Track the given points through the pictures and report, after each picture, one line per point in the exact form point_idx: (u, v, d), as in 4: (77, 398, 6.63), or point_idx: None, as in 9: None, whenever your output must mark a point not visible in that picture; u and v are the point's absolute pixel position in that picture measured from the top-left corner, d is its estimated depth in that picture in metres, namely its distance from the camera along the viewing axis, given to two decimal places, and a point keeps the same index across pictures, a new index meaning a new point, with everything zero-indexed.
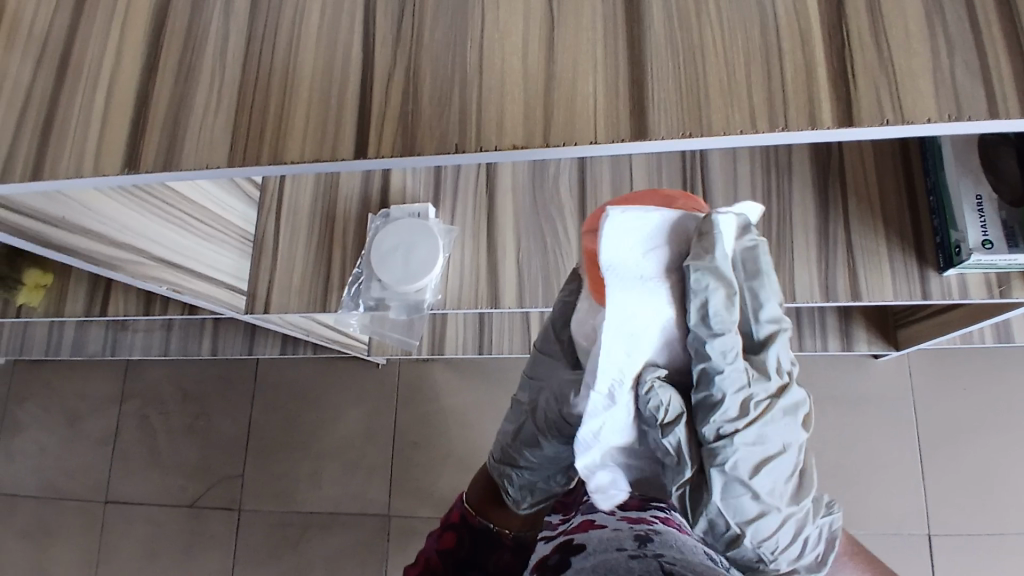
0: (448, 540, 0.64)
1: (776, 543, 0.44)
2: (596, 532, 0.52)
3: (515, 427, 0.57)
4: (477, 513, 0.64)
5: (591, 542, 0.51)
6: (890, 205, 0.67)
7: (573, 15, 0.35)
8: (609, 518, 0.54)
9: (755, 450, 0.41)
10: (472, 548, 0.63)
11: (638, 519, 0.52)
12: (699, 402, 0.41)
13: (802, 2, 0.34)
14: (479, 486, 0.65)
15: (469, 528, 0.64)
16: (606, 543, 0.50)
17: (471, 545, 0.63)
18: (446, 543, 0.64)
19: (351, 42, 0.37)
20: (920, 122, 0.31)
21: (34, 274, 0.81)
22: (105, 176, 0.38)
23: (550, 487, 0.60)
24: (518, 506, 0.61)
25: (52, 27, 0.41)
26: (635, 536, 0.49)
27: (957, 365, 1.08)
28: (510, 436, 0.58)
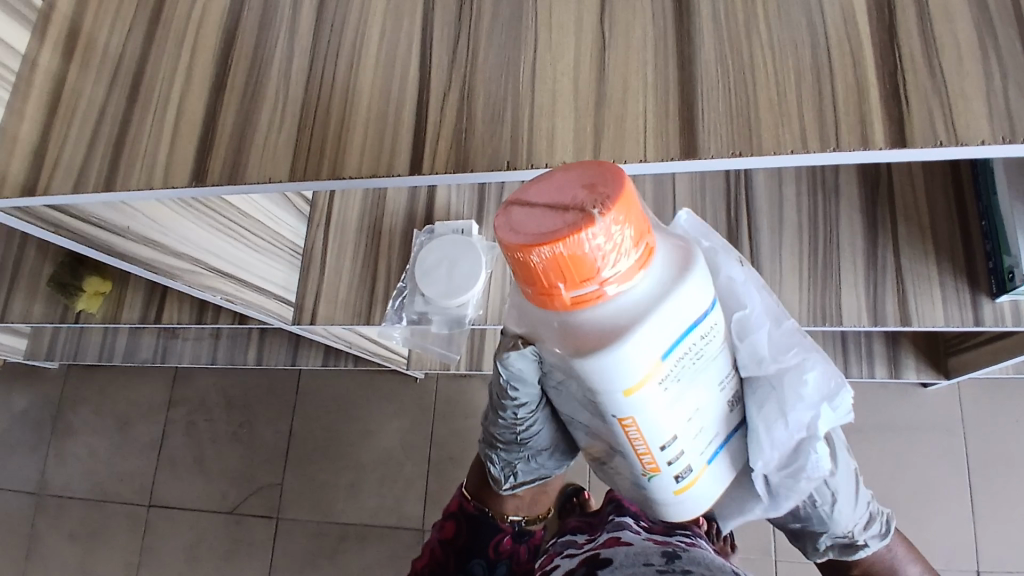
0: (448, 531, 0.57)
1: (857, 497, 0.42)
2: (622, 548, 0.50)
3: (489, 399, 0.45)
4: (475, 499, 0.58)
5: (618, 555, 0.49)
6: (940, 229, 0.66)
7: (624, 37, 0.36)
8: (635, 539, 0.53)
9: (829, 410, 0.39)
10: (471, 538, 0.57)
11: (665, 541, 0.51)
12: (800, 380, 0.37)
13: (853, 25, 0.34)
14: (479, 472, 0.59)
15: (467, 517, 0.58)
16: (633, 557, 0.49)
17: (468, 535, 0.57)
18: (446, 533, 0.57)
19: (409, 64, 0.39)
20: (974, 143, 0.31)
21: (96, 283, 0.85)
22: (172, 188, 0.40)
23: (535, 468, 0.47)
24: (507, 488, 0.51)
25: (125, 49, 0.44)
26: (662, 552, 0.48)
27: (1010, 395, 1.04)
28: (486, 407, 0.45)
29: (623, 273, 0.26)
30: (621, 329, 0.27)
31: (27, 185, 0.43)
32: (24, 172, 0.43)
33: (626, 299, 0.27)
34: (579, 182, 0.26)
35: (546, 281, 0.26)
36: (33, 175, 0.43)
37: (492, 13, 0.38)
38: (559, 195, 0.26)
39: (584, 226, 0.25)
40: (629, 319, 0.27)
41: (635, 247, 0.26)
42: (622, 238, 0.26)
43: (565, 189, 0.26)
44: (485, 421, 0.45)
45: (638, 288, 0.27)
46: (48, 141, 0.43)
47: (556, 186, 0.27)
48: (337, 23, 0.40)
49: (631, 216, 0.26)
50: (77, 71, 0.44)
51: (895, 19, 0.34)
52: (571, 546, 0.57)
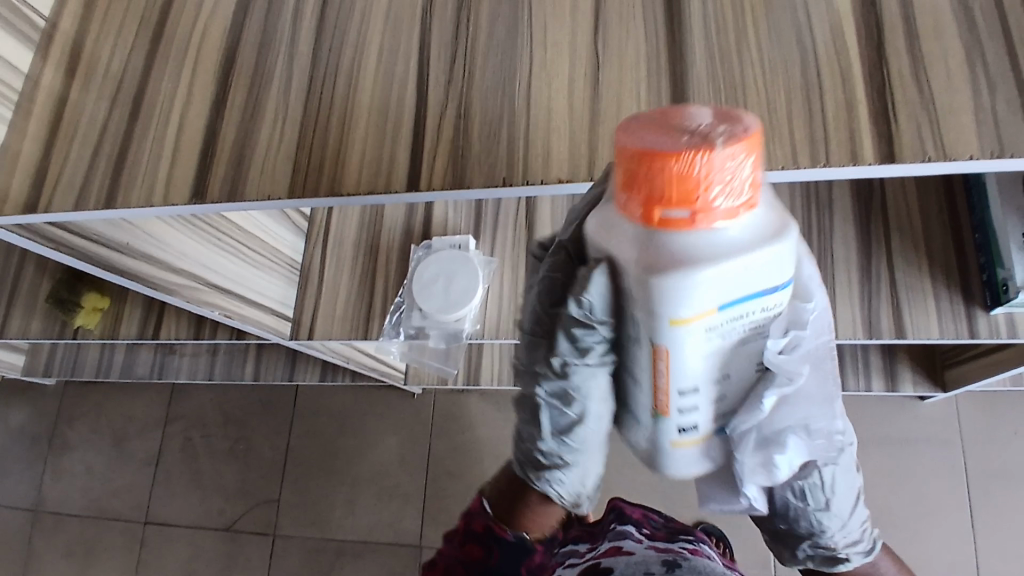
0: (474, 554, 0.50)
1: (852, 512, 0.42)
2: (623, 557, 0.51)
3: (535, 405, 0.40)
4: (510, 527, 0.49)
5: (620, 564, 0.49)
6: (935, 242, 0.66)
7: (618, 56, 0.36)
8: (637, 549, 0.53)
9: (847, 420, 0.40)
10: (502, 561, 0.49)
11: (666, 550, 0.52)
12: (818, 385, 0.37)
13: (842, 44, 0.35)
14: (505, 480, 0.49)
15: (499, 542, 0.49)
16: (634, 566, 0.49)
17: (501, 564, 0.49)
18: (473, 558, 0.49)
19: (406, 82, 0.39)
20: (963, 158, 0.32)
21: (92, 298, 0.85)
22: (172, 206, 0.40)
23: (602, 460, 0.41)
24: (576, 507, 0.44)
25: (127, 68, 0.44)
26: (663, 561, 0.49)
27: (1007, 408, 1.04)
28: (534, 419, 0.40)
29: (729, 208, 0.25)
30: (704, 258, 0.25)
31: (29, 203, 0.43)
32: (26, 191, 0.43)
33: (727, 235, 0.25)
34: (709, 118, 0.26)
35: (646, 190, 0.25)
36: (35, 193, 0.43)
37: (488, 32, 0.39)
38: (687, 125, 0.26)
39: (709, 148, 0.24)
40: (716, 254, 0.25)
41: (748, 192, 0.25)
42: (742, 174, 0.25)
43: (694, 120, 0.26)
44: (536, 422, 0.40)
45: (744, 226, 0.25)
46: (49, 159, 0.44)
47: (684, 118, 0.26)
48: (335, 43, 0.41)
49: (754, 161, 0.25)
50: (78, 91, 0.45)
51: (884, 38, 0.35)
52: (574, 556, 0.57)
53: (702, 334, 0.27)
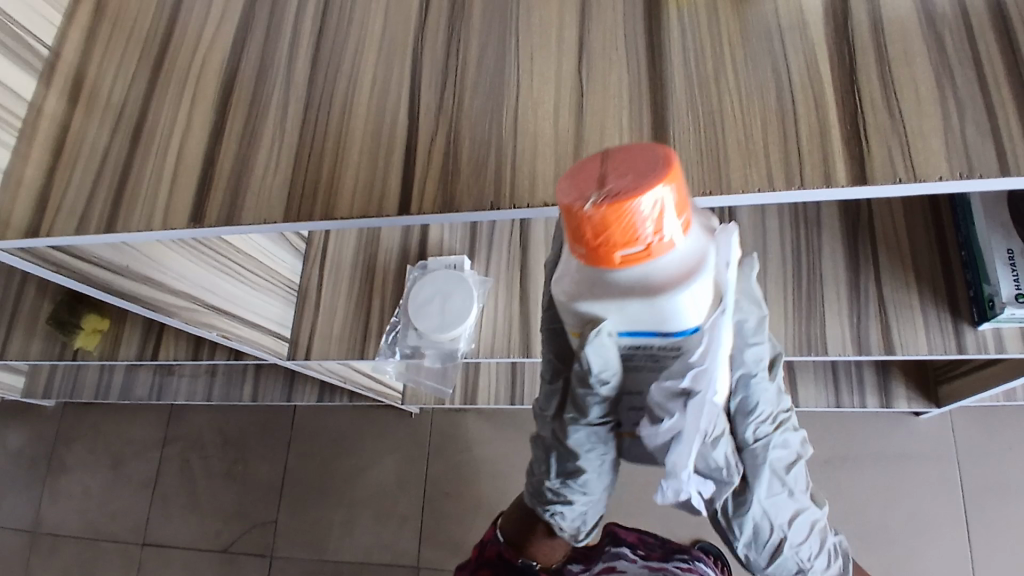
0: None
1: (811, 548, 0.40)
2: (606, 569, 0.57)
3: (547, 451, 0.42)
4: (519, 555, 0.52)
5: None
6: (922, 258, 0.67)
7: (601, 83, 0.38)
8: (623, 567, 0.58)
9: (788, 451, 0.38)
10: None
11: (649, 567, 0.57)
12: (733, 412, 0.37)
13: (815, 71, 0.36)
14: (515, 513, 0.52)
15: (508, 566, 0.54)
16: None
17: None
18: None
19: (399, 109, 0.41)
20: (933, 179, 0.33)
21: (92, 320, 0.86)
22: (171, 230, 0.42)
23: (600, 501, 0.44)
24: (574, 539, 0.46)
25: (128, 97, 0.46)
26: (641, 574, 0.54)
27: (1001, 423, 1.05)
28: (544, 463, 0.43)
29: (645, 253, 0.27)
30: (625, 294, 0.28)
31: (31, 228, 0.44)
32: (28, 216, 0.45)
33: (644, 277, 0.28)
34: (655, 161, 0.27)
35: (575, 231, 0.27)
36: (37, 218, 0.45)
37: (477, 61, 0.40)
38: (633, 166, 0.27)
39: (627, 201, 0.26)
40: (632, 291, 0.28)
41: (667, 235, 0.27)
42: (665, 228, 0.27)
43: (640, 161, 0.27)
44: (546, 466, 0.42)
45: (661, 267, 0.28)
46: (52, 185, 0.45)
47: (630, 156, 0.27)
48: (330, 71, 0.43)
49: (683, 212, 0.27)
50: (81, 119, 0.46)
51: (856, 65, 0.36)
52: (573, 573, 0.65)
53: (609, 349, 0.32)
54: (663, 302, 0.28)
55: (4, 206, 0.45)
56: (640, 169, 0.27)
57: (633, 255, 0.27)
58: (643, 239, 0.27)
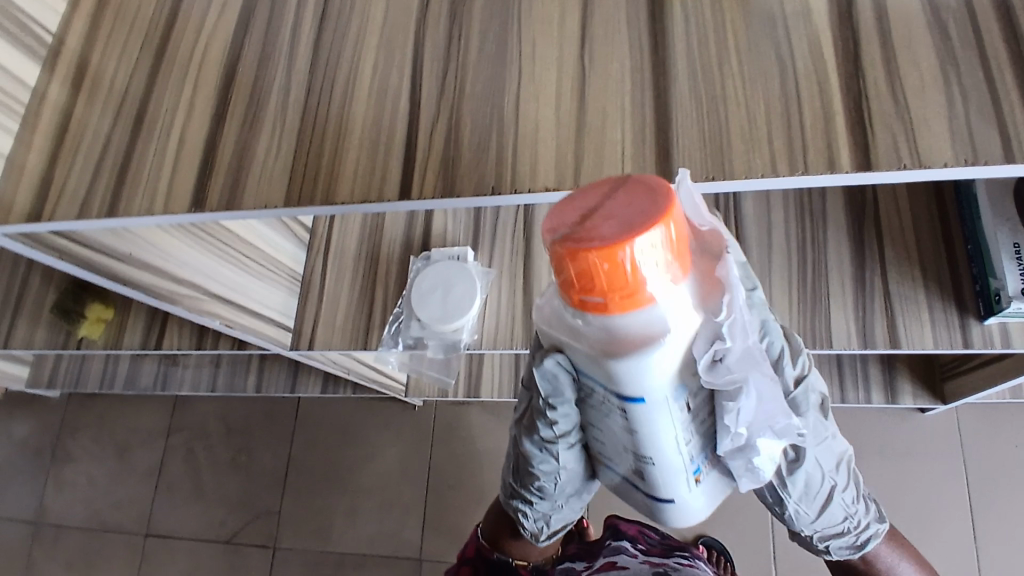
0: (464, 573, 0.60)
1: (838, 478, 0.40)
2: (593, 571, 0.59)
3: (514, 455, 0.43)
4: (492, 548, 0.58)
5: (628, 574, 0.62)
6: (927, 253, 0.67)
7: (603, 69, 0.38)
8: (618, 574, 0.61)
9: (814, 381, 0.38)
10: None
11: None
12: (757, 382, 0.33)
13: (819, 56, 0.36)
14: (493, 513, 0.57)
15: (485, 560, 0.59)
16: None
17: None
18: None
19: (400, 94, 0.41)
20: (938, 166, 0.33)
21: (97, 308, 0.87)
22: (172, 214, 0.42)
23: (567, 511, 0.45)
24: (536, 539, 0.47)
25: (130, 83, 0.46)
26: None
27: (1007, 419, 1.04)
28: (513, 466, 0.43)
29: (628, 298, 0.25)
30: (618, 344, 0.27)
31: (33, 213, 0.45)
32: (31, 201, 0.45)
33: (605, 325, 0.27)
34: (647, 213, 0.25)
35: (566, 276, 0.26)
36: (39, 204, 0.45)
37: (478, 47, 0.40)
38: (622, 213, 0.25)
39: (608, 237, 0.24)
40: (627, 337, 0.26)
41: (648, 275, 0.25)
42: (632, 292, 0.25)
43: (634, 206, 0.25)
44: (511, 463, 0.44)
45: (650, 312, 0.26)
46: (55, 170, 0.45)
47: (627, 196, 0.26)
48: (332, 56, 0.43)
49: (665, 268, 0.25)
50: (83, 105, 0.46)
51: (860, 50, 0.36)
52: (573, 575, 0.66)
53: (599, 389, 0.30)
54: (616, 358, 0.27)
55: (6, 192, 0.45)
56: (627, 208, 0.25)
57: (589, 306, 0.26)
58: (605, 295, 0.25)
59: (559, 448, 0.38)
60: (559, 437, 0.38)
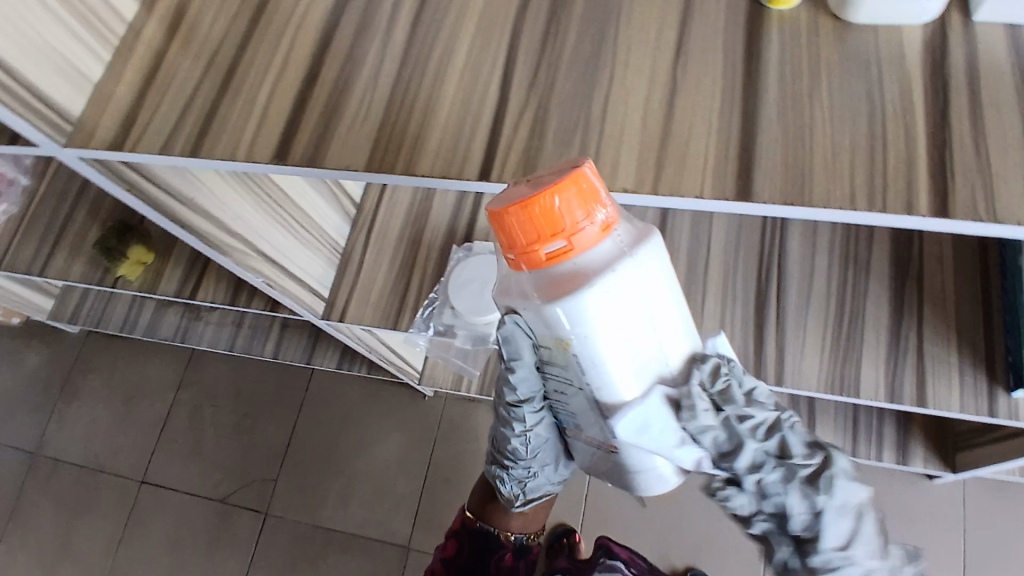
0: (451, 546, 0.73)
1: None
2: None
3: (491, 423, 0.52)
4: (476, 520, 0.70)
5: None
6: (964, 317, 0.67)
7: (694, 84, 0.39)
8: None
9: (844, 519, 0.35)
10: (471, 548, 0.70)
11: None
12: (772, 514, 0.36)
13: (908, 102, 0.37)
14: (479, 493, 0.70)
15: (469, 532, 0.71)
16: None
17: (470, 552, 0.70)
18: (451, 547, 0.73)
19: (491, 81, 0.42)
20: (1012, 223, 0.34)
21: (138, 251, 0.89)
22: (254, 164, 0.43)
23: (539, 479, 0.54)
24: (512, 503, 0.57)
25: (230, 34, 0.47)
26: None
27: (1013, 499, 1.03)
28: (491, 433, 0.52)
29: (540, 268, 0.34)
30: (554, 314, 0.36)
31: (116, 145, 0.46)
32: (117, 133, 0.46)
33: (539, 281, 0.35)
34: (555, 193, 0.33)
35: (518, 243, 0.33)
36: (124, 137, 0.46)
37: (573, 48, 0.41)
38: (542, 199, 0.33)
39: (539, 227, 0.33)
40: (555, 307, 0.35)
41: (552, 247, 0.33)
42: (540, 245, 0.33)
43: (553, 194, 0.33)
44: (491, 432, 0.53)
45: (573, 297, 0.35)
46: (142, 106, 0.47)
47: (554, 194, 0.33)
48: (429, 35, 0.44)
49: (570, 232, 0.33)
50: (179, 48, 0.48)
51: (949, 102, 0.36)
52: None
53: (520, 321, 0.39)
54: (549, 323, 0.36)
55: (93, 121, 0.47)
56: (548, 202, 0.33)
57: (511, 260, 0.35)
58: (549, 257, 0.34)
59: (523, 411, 0.47)
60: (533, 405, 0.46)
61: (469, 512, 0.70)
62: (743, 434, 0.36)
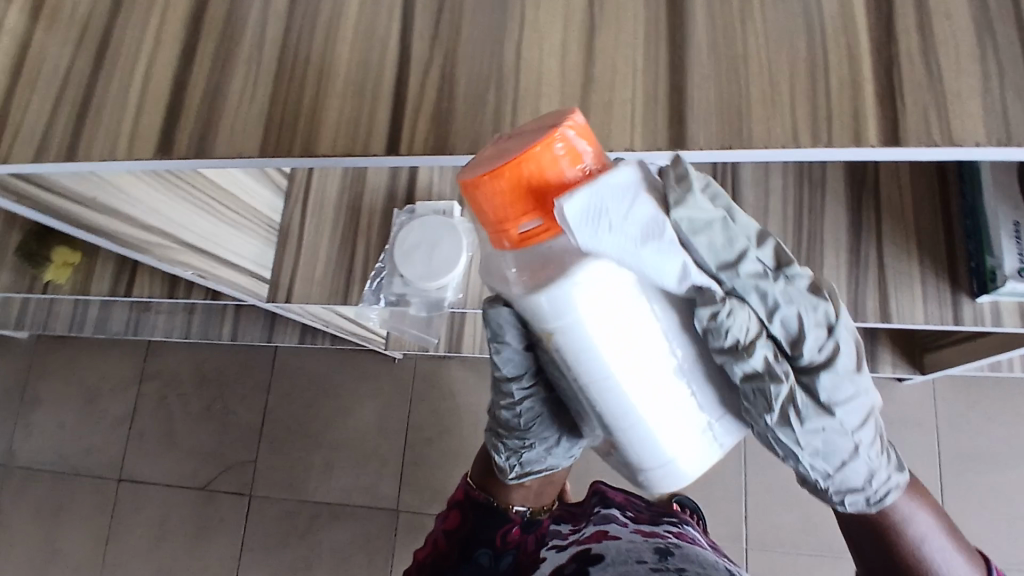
0: (452, 520, 0.67)
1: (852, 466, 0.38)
2: (613, 543, 0.57)
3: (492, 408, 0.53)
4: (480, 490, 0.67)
5: (609, 552, 0.56)
6: (924, 227, 0.64)
7: (613, 19, 0.34)
8: (623, 529, 0.61)
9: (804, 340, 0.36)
10: (472, 526, 0.65)
11: (654, 534, 0.60)
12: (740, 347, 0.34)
13: (849, 15, 0.33)
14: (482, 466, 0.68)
15: (472, 505, 0.67)
16: (625, 553, 0.56)
17: (474, 528, 0.65)
18: (451, 520, 0.67)
19: (389, 37, 0.37)
20: (968, 145, 0.31)
21: (63, 252, 0.83)
22: (138, 160, 0.38)
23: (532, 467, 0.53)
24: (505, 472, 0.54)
25: (91, 9, 0.41)
26: (654, 548, 0.56)
27: (981, 393, 1.05)
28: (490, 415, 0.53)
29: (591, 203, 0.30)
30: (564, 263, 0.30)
31: None
32: None
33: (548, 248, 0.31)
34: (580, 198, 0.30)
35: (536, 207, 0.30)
36: None
37: None
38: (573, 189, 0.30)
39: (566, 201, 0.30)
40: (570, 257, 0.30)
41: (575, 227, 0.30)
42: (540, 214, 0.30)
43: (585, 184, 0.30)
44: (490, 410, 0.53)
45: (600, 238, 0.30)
46: (7, 106, 0.41)
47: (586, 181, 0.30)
48: None
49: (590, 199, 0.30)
50: (39, 33, 0.42)
51: (895, 12, 0.33)
52: (557, 536, 0.64)
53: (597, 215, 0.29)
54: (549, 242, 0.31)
55: None
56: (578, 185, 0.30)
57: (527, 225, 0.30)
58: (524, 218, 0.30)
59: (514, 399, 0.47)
60: (502, 401, 0.47)
61: (472, 482, 0.68)
62: (770, 273, 0.35)
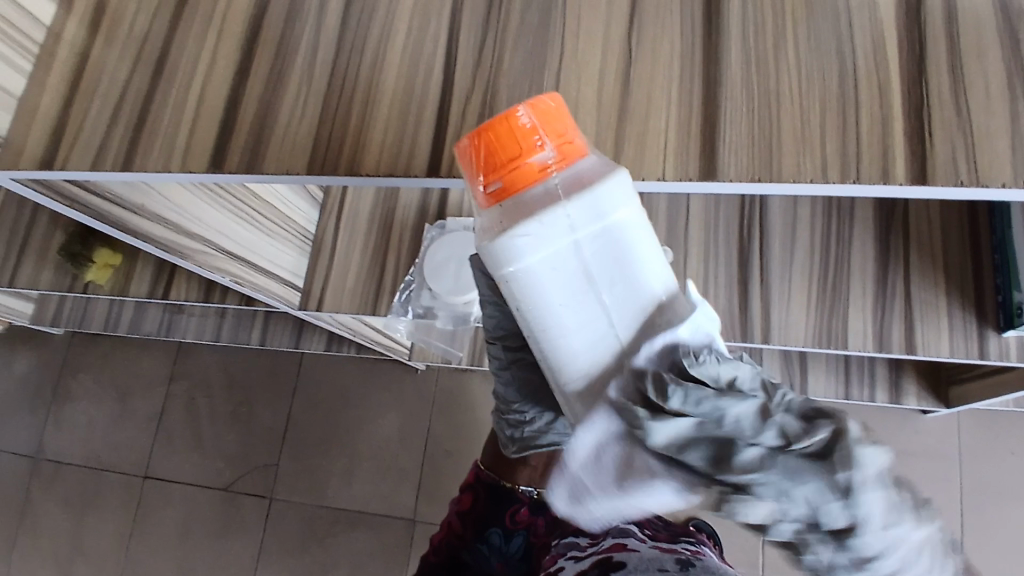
0: (466, 501, 0.74)
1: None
2: (635, 553, 0.58)
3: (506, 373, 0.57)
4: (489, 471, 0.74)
5: (633, 559, 0.56)
6: (953, 257, 0.64)
7: (649, 52, 0.36)
8: (642, 543, 0.61)
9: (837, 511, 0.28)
10: (484, 505, 0.73)
11: (673, 549, 0.60)
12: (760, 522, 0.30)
13: (882, 55, 0.34)
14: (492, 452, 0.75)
15: (484, 487, 0.74)
16: (649, 561, 0.56)
17: (484, 509, 0.73)
18: (467, 502, 0.74)
19: (434, 63, 0.39)
20: (995, 185, 0.31)
21: (104, 254, 0.85)
22: (191, 173, 0.40)
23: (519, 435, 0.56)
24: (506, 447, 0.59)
25: (151, 27, 0.44)
26: (677, 560, 0.56)
27: (1008, 429, 1.04)
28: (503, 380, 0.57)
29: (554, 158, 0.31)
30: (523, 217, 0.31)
31: (45, 160, 0.43)
32: (44, 146, 0.43)
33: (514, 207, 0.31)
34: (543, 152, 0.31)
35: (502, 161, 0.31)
36: (52, 151, 0.43)
37: (518, 20, 0.38)
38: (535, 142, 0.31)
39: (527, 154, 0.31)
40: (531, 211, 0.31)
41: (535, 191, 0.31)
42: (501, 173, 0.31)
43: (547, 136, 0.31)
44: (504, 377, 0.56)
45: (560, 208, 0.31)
46: (68, 116, 0.43)
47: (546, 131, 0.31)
48: (364, 16, 0.40)
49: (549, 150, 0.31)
50: (101, 49, 0.44)
51: (926, 53, 0.34)
52: (576, 548, 0.64)
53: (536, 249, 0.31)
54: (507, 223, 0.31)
55: (20, 136, 0.43)
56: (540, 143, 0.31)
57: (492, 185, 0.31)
58: (490, 172, 0.31)
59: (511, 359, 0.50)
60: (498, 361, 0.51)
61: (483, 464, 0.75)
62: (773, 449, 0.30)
